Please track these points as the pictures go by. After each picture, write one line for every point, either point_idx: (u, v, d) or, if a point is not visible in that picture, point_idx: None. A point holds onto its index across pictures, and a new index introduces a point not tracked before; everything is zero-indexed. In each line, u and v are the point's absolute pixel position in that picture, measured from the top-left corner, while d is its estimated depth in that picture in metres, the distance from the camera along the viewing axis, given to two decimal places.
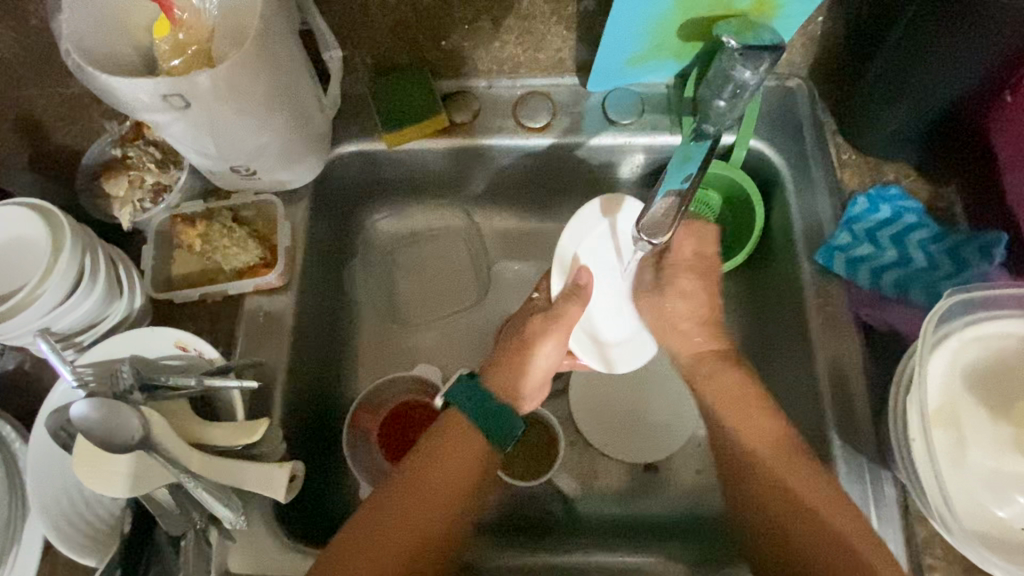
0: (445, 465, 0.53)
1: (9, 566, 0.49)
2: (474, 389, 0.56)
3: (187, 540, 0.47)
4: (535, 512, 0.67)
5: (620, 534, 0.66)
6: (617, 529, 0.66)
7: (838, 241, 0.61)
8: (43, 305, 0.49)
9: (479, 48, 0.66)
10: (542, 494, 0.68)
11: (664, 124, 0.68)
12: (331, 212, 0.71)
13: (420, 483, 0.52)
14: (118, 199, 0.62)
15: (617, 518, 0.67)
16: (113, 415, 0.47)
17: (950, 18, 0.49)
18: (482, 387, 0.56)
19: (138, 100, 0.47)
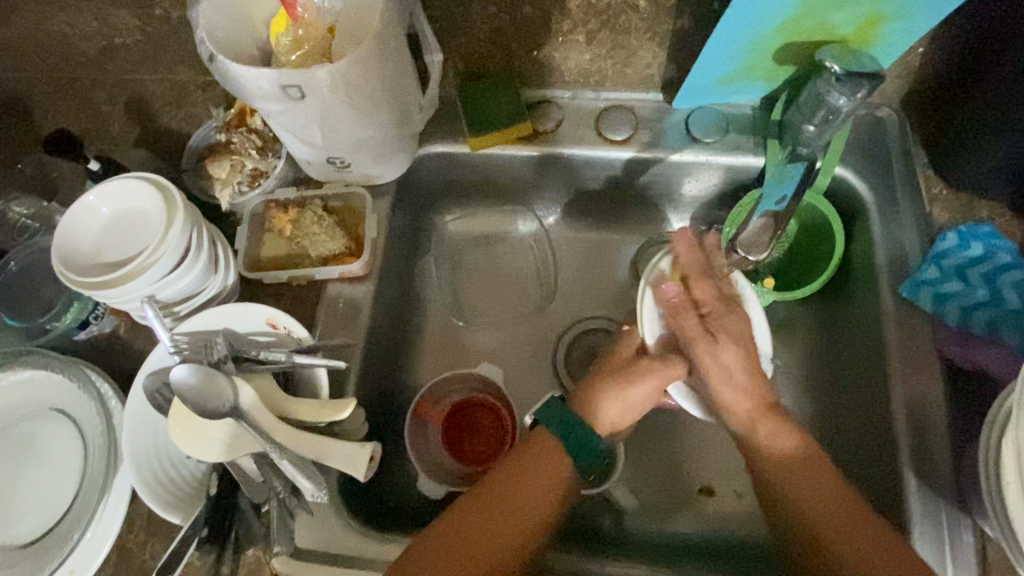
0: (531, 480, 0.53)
1: (100, 515, 0.52)
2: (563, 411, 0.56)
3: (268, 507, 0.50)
4: (587, 524, 0.67)
5: (673, 554, 0.64)
6: (669, 548, 0.65)
7: (924, 275, 0.60)
8: (153, 274, 0.53)
9: (569, 58, 0.67)
10: (595, 507, 0.68)
11: (748, 145, 0.68)
12: (410, 209, 0.73)
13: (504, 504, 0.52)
14: (219, 182, 0.66)
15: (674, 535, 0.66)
16: (209, 383, 0.50)
17: None
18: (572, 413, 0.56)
19: (259, 89, 0.50)
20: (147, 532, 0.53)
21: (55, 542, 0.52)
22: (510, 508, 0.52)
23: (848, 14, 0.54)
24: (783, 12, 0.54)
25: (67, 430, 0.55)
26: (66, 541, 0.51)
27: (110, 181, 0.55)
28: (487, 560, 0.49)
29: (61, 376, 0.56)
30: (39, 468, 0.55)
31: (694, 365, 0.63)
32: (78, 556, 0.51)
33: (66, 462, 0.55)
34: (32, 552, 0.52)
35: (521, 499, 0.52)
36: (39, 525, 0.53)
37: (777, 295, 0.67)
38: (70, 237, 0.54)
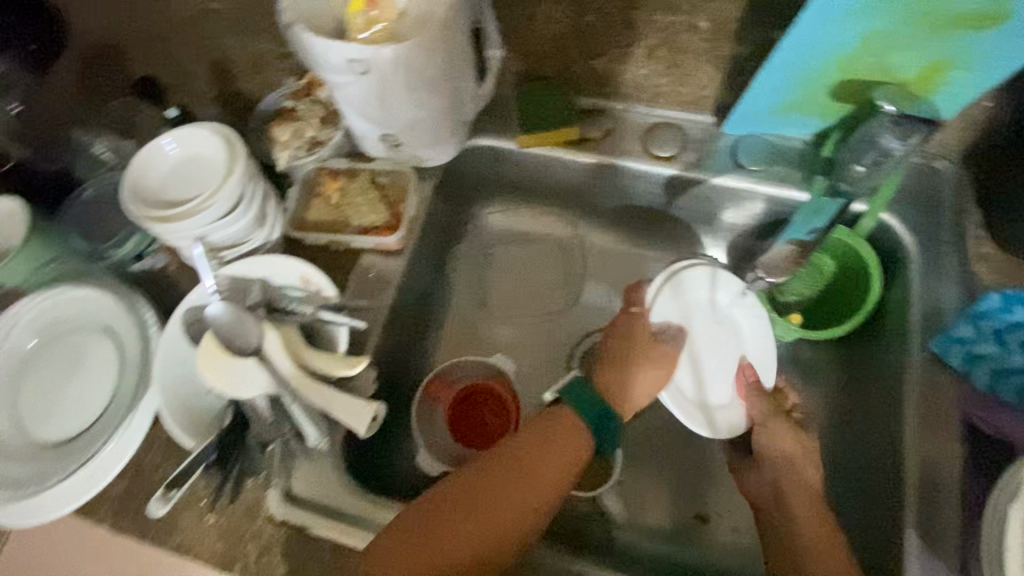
0: (543, 470, 0.55)
1: (127, 427, 0.56)
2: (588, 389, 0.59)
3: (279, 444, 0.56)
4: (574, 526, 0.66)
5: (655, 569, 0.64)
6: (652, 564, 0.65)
7: (958, 332, 0.57)
8: (207, 216, 0.57)
9: (628, 71, 0.70)
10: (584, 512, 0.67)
11: (793, 179, 0.68)
12: (452, 197, 0.76)
13: (529, 472, 0.55)
14: (279, 143, 0.69)
15: (661, 552, 0.66)
16: (237, 322, 0.53)
17: None
18: (589, 393, 0.59)
19: (327, 61, 0.54)
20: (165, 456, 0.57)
21: (84, 444, 0.57)
22: (529, 476, 0.55)
23: (908, 60, 0.54)
24: (842, 49, 0.54)
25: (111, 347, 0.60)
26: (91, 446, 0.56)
27: (183, 127, 0.59)
28: (508, 520, 0.53)
29: (114, 297, 0.61)
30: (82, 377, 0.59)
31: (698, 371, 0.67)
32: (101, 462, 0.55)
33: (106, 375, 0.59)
34: (64, 450, 0.57)
35: (542, 468, 0.55)
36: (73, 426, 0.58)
37: (803, 332, 0.68)
38: (139, 173, 0.59)
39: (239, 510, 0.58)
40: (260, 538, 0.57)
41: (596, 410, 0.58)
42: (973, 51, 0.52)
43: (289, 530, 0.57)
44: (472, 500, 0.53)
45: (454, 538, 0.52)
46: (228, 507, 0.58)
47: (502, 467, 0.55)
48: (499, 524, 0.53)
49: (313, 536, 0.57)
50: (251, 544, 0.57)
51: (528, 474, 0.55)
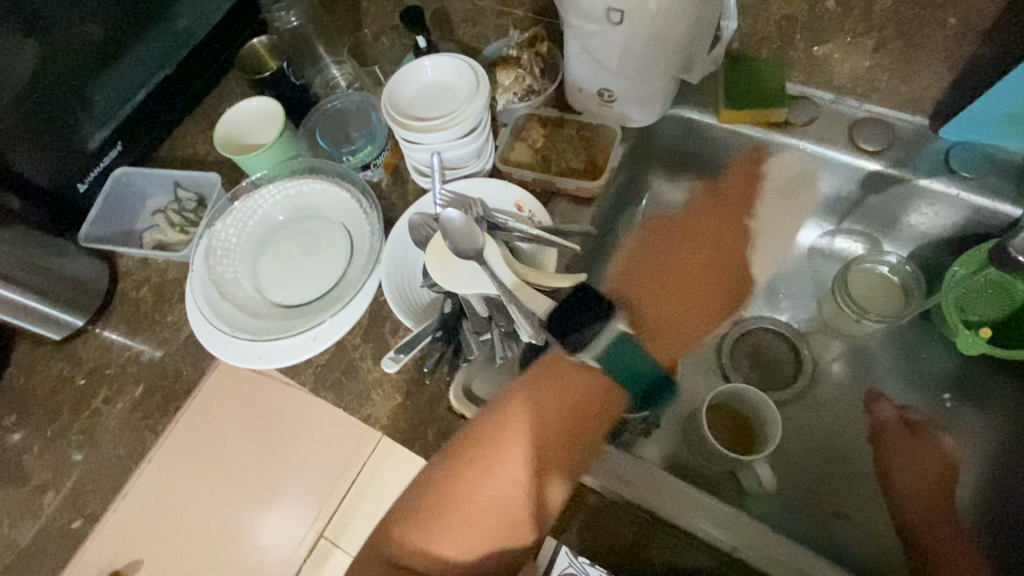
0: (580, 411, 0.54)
1: (350, 303, 0.66)
2: (639, 359, 0.56)
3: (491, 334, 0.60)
4: (709, 485, 0.71)
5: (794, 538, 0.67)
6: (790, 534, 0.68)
7: None
8: (451, 133, 0.64)
9: (848, 61, 0.71)
10: (720, 476, 0.71)
11: (1007, 192, 0.66)
12: (640, 163, 0.80)
13: (541, 401, 0.54)
14: (501, 87, 0.76)
15: (799, 528, 0.68)
16: (468, 230, 0.60)
17: None
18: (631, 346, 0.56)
19: (590, 6, 0.59)
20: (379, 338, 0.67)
21: (312, 310, 0.67)
22: (548, 409, 0.53)
23: None
24: None
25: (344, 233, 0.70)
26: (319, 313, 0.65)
27: (440, 56, 0.67)
28: (544, 456, 0.52)
29: (350, 192, 0.71)
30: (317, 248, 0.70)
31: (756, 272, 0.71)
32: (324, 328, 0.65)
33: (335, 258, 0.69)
34: (292, 313, 0.67)
35: (565, 404, 0.54)
36: (302, 294, 0.68)
37: (992, 349, 0.66)
38: (395, 88, 0.66)
39: (424, 397, 0.65)
40: (439, 425, 0.64)
41: (620, 365, 0.56)
42: None
43: (466, 424, 0.63)
44: (500, 432, 0.53)
45: (500, 479, 0.51)
46: (416, 392, 0.65)
47: (527, 399, 0.54)
48: (560, 445, 0.53)
49: None
50: (430, 428, 0.64)
51: (550, 412, 0.53)
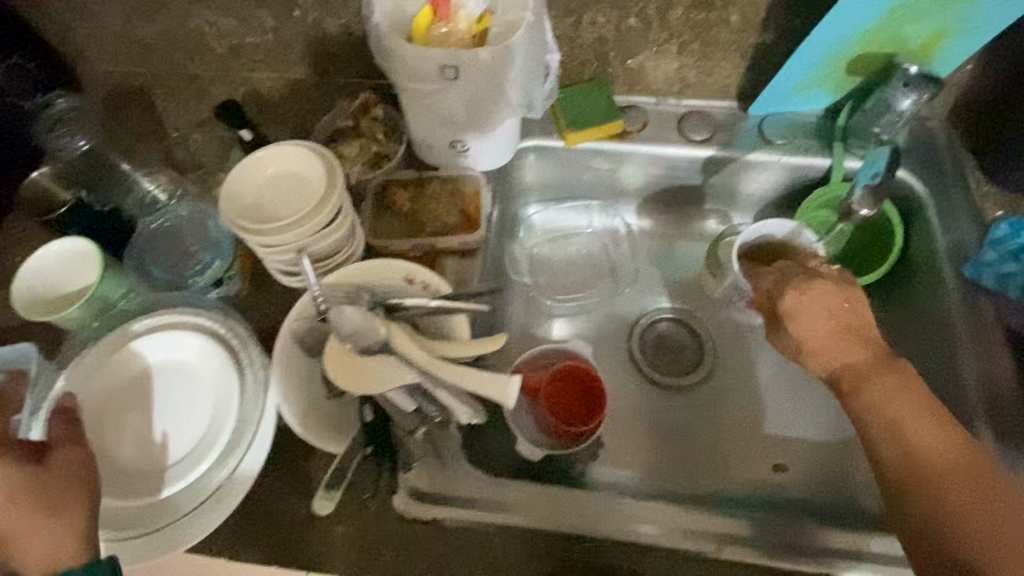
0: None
1: (240, 459, 0.55)
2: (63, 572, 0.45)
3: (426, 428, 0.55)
4: (671, 489, 0.75)
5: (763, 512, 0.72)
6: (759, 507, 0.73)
7: (983, 258, 0.67)
8: (314, 227, 0.58)
9: (659, 66, 0.76)
10: (677, 475, 0.76)
11: (815, 148, 0.76)
12: (505, 200, 0.82)
13: None
14: (348, 160, 0.72)
15: (761, 498, 0.74)
16: (364, 321, 0.54)
17: None
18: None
19: (422, 67, 0.58)
20: (298, 462, 0.60)
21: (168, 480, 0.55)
22: None
23: (920, 30, 0.63)
24: (864, 27, 0.62)
25: (181, 387, 0.58)
26: (185, 465, 0.55)
27: (276, 145, 0.61)
28: None
29: (213, 329, 0.60)
30: (138, 415, 0.58)
31: (171, 436, 0.57)
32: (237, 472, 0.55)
33: (182, 416, 0.57)
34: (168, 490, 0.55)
35: None
36: (145, 488, 0.55)
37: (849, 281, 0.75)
38: (233, 190, 0.59)
39: (369, 511, 0.59)
40: (395, 539, 0.58)
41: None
42: (968, 19, 0.60)
43: (423, 527, 0.58)
44: None
45: None
46: (359, 512, 0.58)
47: None
48: None
49: (450, 525, 0.58)
50: (386, 546, 0.58)
51: None
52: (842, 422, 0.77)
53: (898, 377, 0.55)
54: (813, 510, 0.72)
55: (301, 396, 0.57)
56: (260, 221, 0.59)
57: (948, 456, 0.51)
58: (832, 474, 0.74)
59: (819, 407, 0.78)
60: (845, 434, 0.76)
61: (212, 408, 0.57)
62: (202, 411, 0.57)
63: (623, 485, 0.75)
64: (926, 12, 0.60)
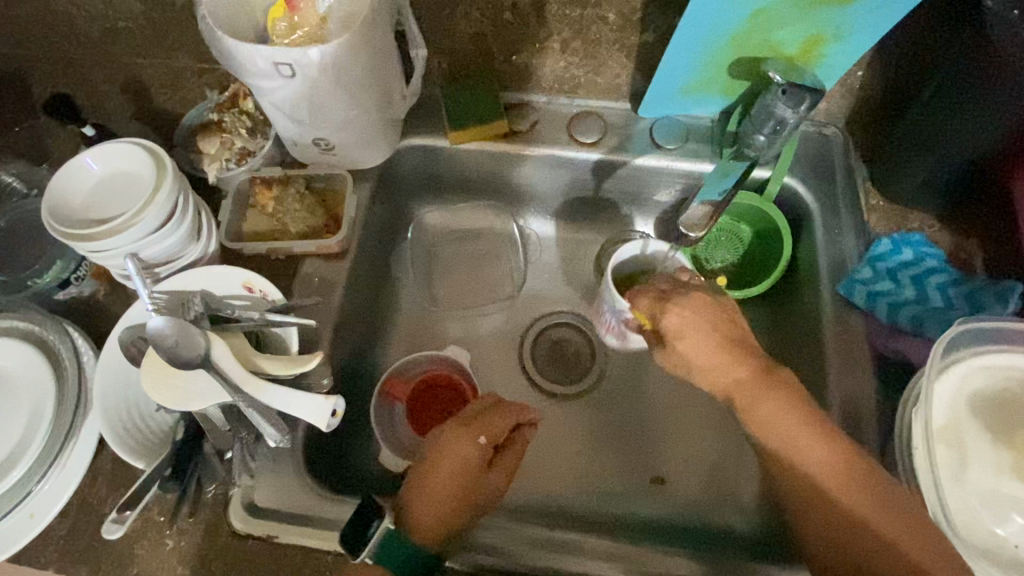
0: (451, 479, 0.56)
1: (62, 464, 0.54)
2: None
3: (232, 452, 0.54)
4: (549, 506, 0.73)
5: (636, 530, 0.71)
6: (633, 526, 0.71)
7: (859, 274, 0.65)
8: (138, 231, 0.55)
9: (545, 64, 0.73)
10: (555, 489, 0.74)
11: (705, 153, 0.74)
12: (390, 199, 0.79)
13: None
14: (208, 157, 0.69)
15: (639, 518, 0.72)
16: (183, 332, 0.52)
17: (992, 80, 0.54)
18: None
19: (254, 65, 0.54)
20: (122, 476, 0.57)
21: None
22: None
23: (792, 33, 0.59)
24: (729, 34, 0.59)
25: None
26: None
27: (110, 144, 0.58)
28: None
29: (38, 331, 0.58)
30: None
31: None
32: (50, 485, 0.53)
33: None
34: None
35: None
36: None
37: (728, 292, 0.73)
38: (60, 193, 0.57)
39: (199, 531, 0.55)
40: (223, 557, 0.55)
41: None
42: (842, 24, 0.58)
43: (254, 545, 0.55)
44: None
45: None
46: (184, 529, 0.55)
47: None
48: None
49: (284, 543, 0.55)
50: (214, 562, 0.54)
51: None
52: (726, 435, 0.75)
53: (782, 391, 0.51)
54: (687, 529, 0.71)
55: (119, 407, 0.54)
56: (88, 224, 0.56)
57: (837, 473, 0.48)
58: (711, 488, 0.73)
59: (708, 422, 0.76)
60: (727, 450, 0.74)
61: (27, 419, 0.55)
62: (17, 422, 0.55)
63: (498, 498, 0.74)
64: (788, 17, 0.57)
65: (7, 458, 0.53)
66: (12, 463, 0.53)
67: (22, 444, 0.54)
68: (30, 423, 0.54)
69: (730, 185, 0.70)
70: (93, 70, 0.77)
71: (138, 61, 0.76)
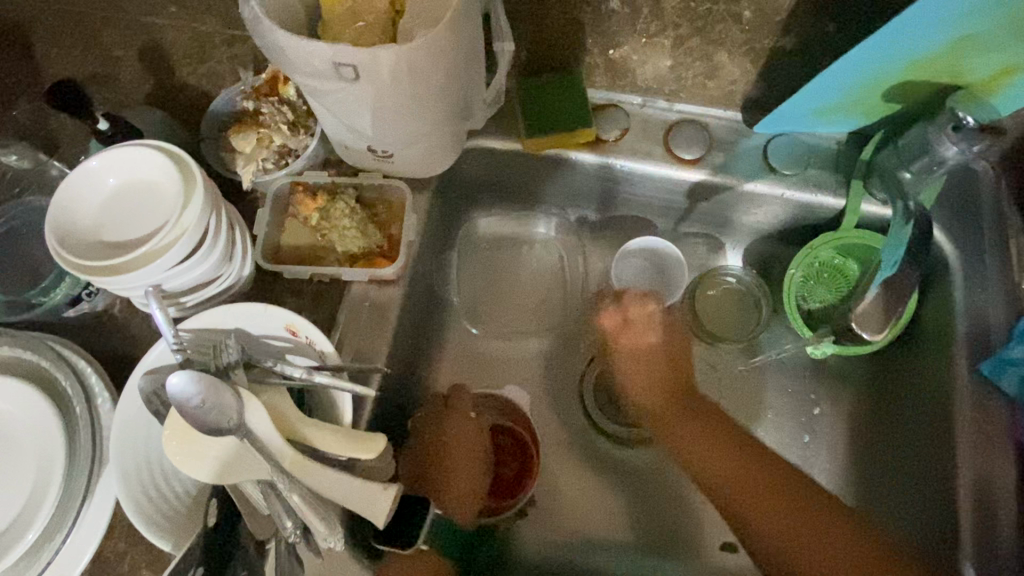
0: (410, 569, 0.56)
1: (77, 529, 0.46)
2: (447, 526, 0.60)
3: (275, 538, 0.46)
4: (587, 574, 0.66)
5: None
6: None
7: (1010, 353, 0.54)
8: (165, 263, 0.46)
9: (647, 62, 0.61)
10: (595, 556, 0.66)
11: (828, 184, 0.62)
12: (446, 205, 0.68)
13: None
14: (243, 157, 0.58)
15: None
16: (216, 395, 0.43)
17: None
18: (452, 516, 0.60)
19: (310, 65, 0.42)
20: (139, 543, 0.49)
21: None
22: None
23: (989, 61, 0.47)
24: (920, 46, 0.46)
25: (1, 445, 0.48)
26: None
27: (123, 145, 0.48)
28: None
29: (47, 368, 0.49)
30: None
31: None
32: (60, 554, 0.46)
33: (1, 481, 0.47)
34: None
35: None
36: None
37: (843, 348, 0.61)
38: (69, 207, 0.47)
39: None
40: None
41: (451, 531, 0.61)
42: None
43: None
44: None
45: None
46: None
47: None
48: None
49: None
50: None
51: None
52: None
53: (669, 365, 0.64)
54: None
55: (140, 472, 0.46)
56: (105, 247, 0.47)
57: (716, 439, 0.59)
58: None
59: None
60: None
61: (35, 474, 0.47)
62: (25, 475, 0.47)
63: (543, 559, 0.66)
64: (996, 42, 0.45)
65: (14, 520, 0.46)
66: (18, 527, 0.46)
67: (31, 504, 0.46)
68: (40, 481, 0.47)
69: (890, 275, 0.54)
70: (106, 30, 0.65)
71: (159, 24, 0.64)
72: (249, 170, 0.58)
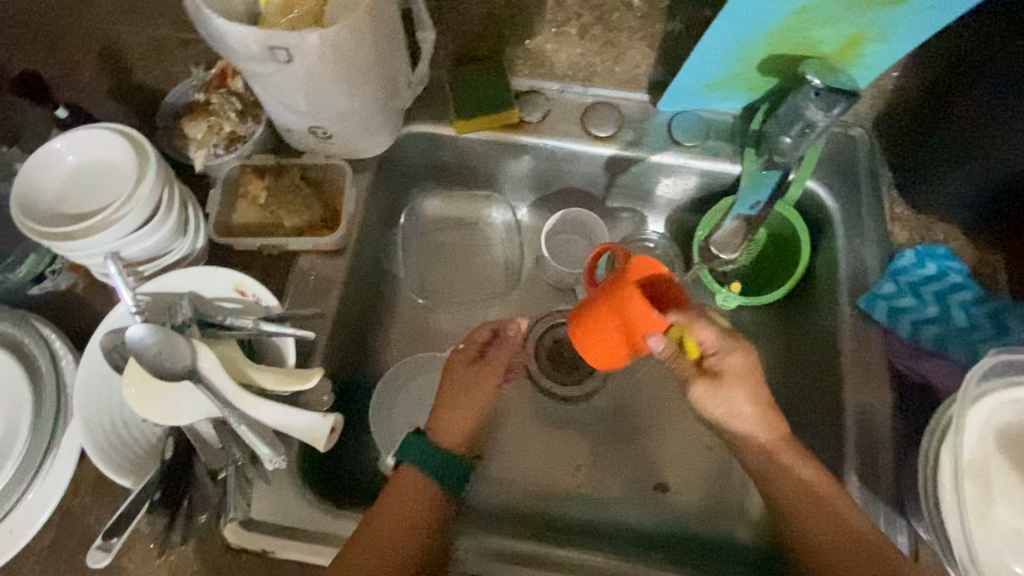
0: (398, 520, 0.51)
1: (44, 476, 0.51)
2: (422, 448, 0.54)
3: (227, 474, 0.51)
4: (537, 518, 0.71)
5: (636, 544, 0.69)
6: (635, 539, 0.69)
7: (882, 289, 0.62)
8: (120, 230, 0.51)
9: (561, 51, 0.70)
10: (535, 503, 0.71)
11: (726, 153, 0.70)
12: (388, 187, 0.74)
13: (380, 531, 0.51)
14: (195, 142, 0.64)
15: (641, 528, 0.70)
16: (168, 344, 0.48)
17: None
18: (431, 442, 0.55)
19: (246, 49, 0.48)
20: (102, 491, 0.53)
21: None
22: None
23: (834, 31, 0.55)
24: (775, 22, 0.54)
25: None
26: None
27: (81, 129, 0.53)
28: None
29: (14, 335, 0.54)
30: None
31: None
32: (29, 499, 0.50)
33: None
34: None
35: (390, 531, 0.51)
36: None
37: (744, 299, 0.69)
38: (32, 185, 0.52)
39: (190, 549, 0.52)
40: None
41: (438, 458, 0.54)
42: (888, 25, 0.54)
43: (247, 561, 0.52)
44: None
45: None
46: (172, 546, 0.52)
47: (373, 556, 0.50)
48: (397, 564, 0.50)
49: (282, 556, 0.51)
50: None
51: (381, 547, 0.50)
52: None
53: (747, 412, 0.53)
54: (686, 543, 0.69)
55: (102, 421, 0.51)
56: (64, 219, 0.52)
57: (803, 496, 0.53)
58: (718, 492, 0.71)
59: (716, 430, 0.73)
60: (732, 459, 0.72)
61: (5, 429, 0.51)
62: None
63: (494, 505, 0.71)
64: (834, 15, 0.53)
65: None
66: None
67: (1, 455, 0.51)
68: (9, 433, 0.51)
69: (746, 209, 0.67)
70: (65, 36, 0.70)
71: (116, 30, 0.70)
72: (200, 154, 0.63)
